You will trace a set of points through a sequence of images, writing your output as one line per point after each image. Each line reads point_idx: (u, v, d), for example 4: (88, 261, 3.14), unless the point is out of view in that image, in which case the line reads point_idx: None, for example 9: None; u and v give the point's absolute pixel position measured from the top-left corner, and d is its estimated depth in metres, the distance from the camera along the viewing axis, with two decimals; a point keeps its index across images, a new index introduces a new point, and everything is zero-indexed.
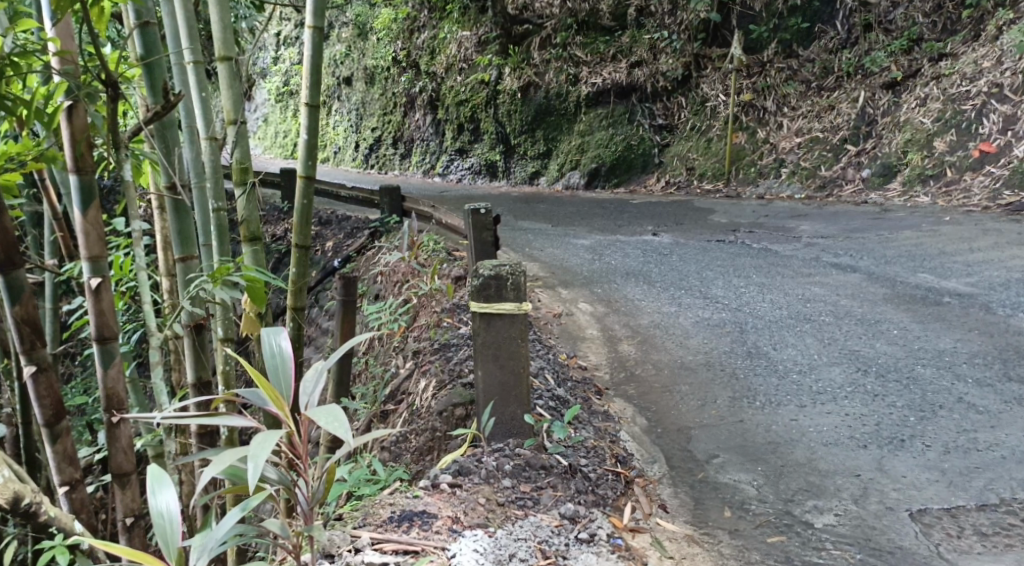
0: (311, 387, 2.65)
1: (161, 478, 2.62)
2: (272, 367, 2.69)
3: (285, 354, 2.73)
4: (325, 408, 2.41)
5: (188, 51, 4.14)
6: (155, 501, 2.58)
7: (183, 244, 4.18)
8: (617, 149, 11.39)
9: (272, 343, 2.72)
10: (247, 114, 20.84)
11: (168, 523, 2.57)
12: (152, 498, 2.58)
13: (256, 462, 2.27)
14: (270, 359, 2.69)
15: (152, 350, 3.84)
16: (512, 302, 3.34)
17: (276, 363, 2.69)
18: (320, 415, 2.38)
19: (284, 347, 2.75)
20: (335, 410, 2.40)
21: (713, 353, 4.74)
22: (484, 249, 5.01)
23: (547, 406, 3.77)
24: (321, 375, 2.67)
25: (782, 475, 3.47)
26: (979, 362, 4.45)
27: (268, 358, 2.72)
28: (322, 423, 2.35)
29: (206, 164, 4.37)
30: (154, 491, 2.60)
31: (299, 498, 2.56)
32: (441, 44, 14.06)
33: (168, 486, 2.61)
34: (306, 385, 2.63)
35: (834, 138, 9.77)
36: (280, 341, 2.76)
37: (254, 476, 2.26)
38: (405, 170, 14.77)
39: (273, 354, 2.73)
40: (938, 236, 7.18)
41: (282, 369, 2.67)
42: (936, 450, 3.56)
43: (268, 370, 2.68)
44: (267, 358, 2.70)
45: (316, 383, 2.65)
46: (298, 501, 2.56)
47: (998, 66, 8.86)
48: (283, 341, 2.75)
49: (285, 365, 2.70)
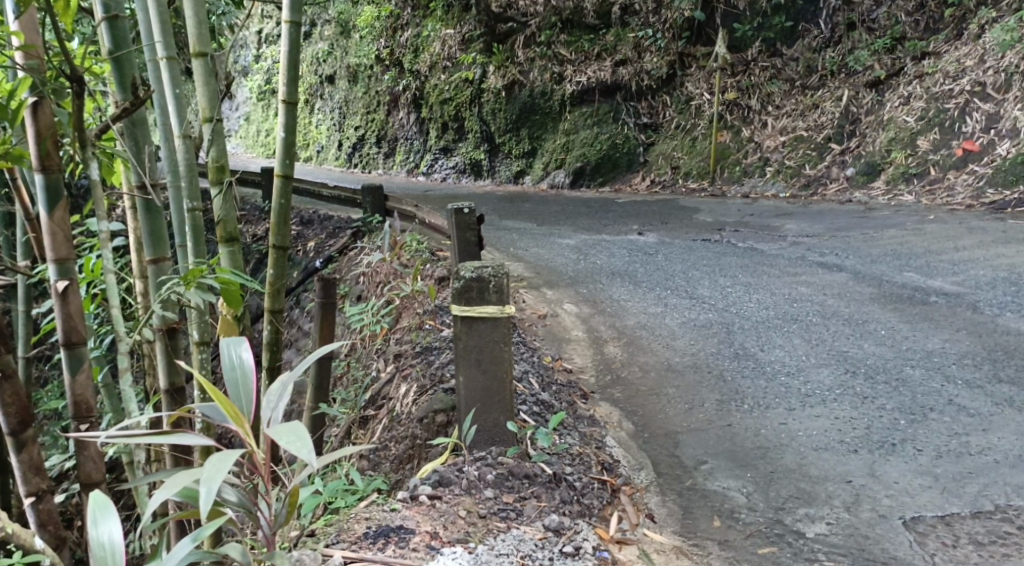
0: (275, 401, 2.62)
1: (104, 506, 2.54)
2: (233, 381, 2.67)
3: (246, 365, 2.70)
4: (287, 426, 2.33)
5: (161, 46, 4.02)
6: (96, 532, 2.50)
7: (155, 245, 4.05)
8: (602, 148, 11.30)
9: (233, 355, 2.69)
10: (229, 113, 20.64)
11: (110, 553, 2.48)
12: (94, 528, 2.51)
13: (210, 486, 2.20)
14: (231, 372, 2.69)
15: (121, 355, 3.72)
16: (495, 305, 3.25)
17: (236, 376, 2.67)
18: (282, 433, 2.31)
19: (246, 358, 2.72)
20: (297, 427, 2.32)
21: (700, 355, 4.65)
22: (467, 249, 4.91)
23: (531, 411, 3.68)
24: (285, 388, 2.64)
25: (771, 482, 3.38)
26: (969, 363, 4.39)
27: (230, 370, 2.70)
28: (283, 441, 2.28)
29: (180, 163, 4.24)
30: (96, 521, 2.52)
31: (261, 522, 2.54)
32: (424, 43, 13.94)
33: (112, 515, 2.52)
34: (270, 400, 2.60)
35: (818, 136, 9.73)
36: (243, 351, 2.74)
37: (208, 500, 2.19)
38: (388, 170, 14.65)
39: (235, 366, 2.71)
40: (923, 235, 7.14)
41: (242, 384, 2.65)
42: (928, 455, 3.48)
43: (229, 384, 2.66)
44: (228, 370, 2.68)
45: (279, 396, 2.61)
46: (261, 526, 2.54)
47: (981, 65, 8.83)
48: (245, 352, 2.72)
49: (247, 378, 2.68)
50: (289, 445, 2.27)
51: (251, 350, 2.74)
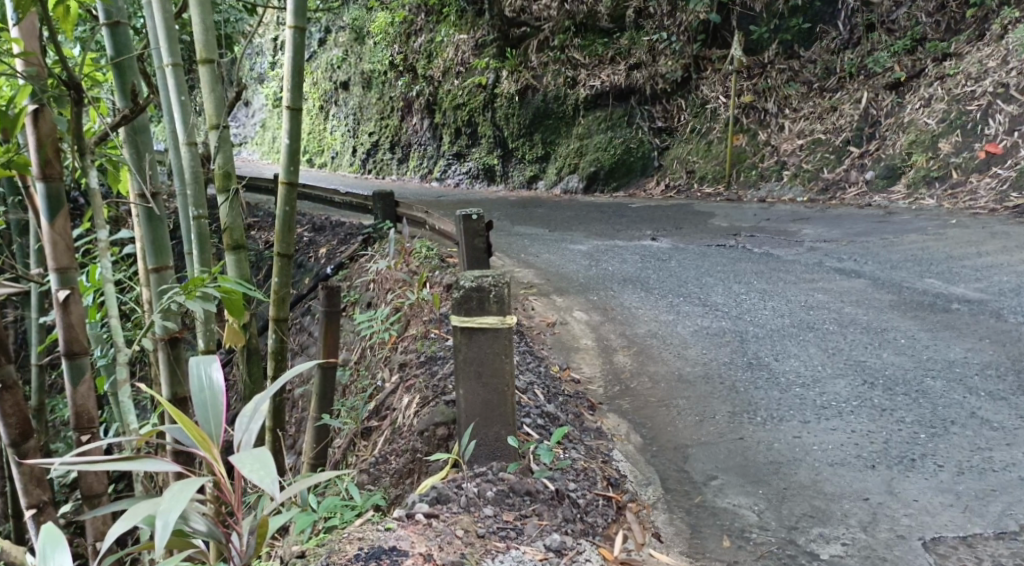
0: (246, 423, 2.74)
1: (55, 540, 2.63)
2: (201, 403, 2.76)
3: (215, 387, 2.79)
4: (252, 454, 2.47)
5: (166, 52, 3.94)
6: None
7: (157, 253, 3.96)
8: (616, 152, 11.18)
9: (203, 377, 2.77)
10: (245, 120, 20.67)
11: None
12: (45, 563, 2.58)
13: (166, 520, 2.35)
14: (200, 394, 2.77)
15: (120, 367, 3.61)
16: (495, 316, 3.14)
17: (205, 398, 2.76)
18: (246, 461, 2.44)
19: (215, 379, 2.81)
20: (262, 455, 2.46)
21: (712, 364, 4.53)
22: (476, 255, 4.80)
23: (535, 424, 3.57)
24: (257, 410, 2.76)
25: (784, 500, 3.26)
26: (993, 373, 4.25)
27: (197, 391, 2.78)
28: (247, 469, 2.41)
29: (185, 169, 4.16)
30: (46, 555, 2.60)
31: (231, 551, 2.64)
32: (438, 47, 13.86)
33: (62, 548, 2.61)
34: (241, 423, 2.72)
35: (836, 140, 9.57)
36: (211, 373, 2.82)
37: (164, 533, 2.34)
38: (402, 175, 14.58)
39: (204, 387, 2.79)
40: (944, 240, 6.97)
41: (211, 407, 2.73)
42: (949, 471, 3.35)
43: (198, 405, 2.74)
44: (197, 392, 2.77)
45: (251, 418, 2.74)
46: (230, 555, 2.63)
47: (1004, 66, 8.65)
48: (215, 374, 2.81)
49: (215, 399, 2.77)
50: (253, 475, 2.40)
51: (219, 370, 2.83)
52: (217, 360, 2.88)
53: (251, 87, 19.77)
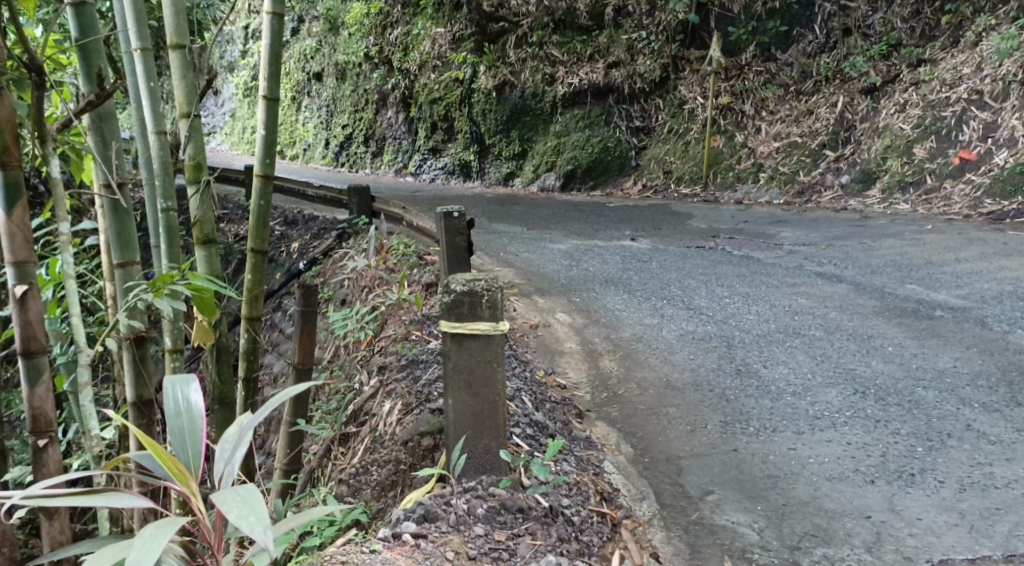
0: (228, 454, 2.59)
1: None
2: (178, 428, 2.61)
3: (194, 411, 2.65)
4: (238, 495, 2.29)
5: (134, 36, 3.74)
6: None
7: (123, 248, 3.74)
8: (593, 151, 11.05)
9: (179, 398, 2.63)
10: (215, 110, 20.29)
11: None
12: None
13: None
14: (175, 420, 2.62)
15: (82, 368, 3.38)
16: (488, 322, 3.00)
17: (183, 424, 2.61)
18: (233, 504, 2.27)
19: (194, 403, 2.67)
20: (249, 497, 2.29)
21: (700, 371, 4.41)
22: (458, 255, 4.62)
23: (524, 435, 3.43)
24: (241, 437, 2.62)
25: (785, 517, 3.15)
26: (984, 384, 4.17)
27: (174, 416, 2.64)
28: (235, 516, 2.24)
29: (153, 159, 3.95)
30: None
31: None
32: (414, 41, 13.63)
33: None
34: (223, 453, 2.57)
35: (812, 143, 9.53)
36: (190, 396, 2.68)
37: None
38: (376, 169, 14.34)
39: (181, 411, 2.64)
40: (922, 245, 6.92)
41: (189, 433, 2.59)
42: (951, 488, 3.26)
43: (174, 432, 2.59)
44: (173, 417, 2.63)
45: (235, 446, 2.60)
46: None
47: (978, 73, 8.65)
48: (194, 397, 2.67)
49: (194, 425, 2.62)
50: (242, 521, 2.23)
51: (199, 394, 2.69)
52: (197, 383, 2.74)
53: (222, 76, 19.44)
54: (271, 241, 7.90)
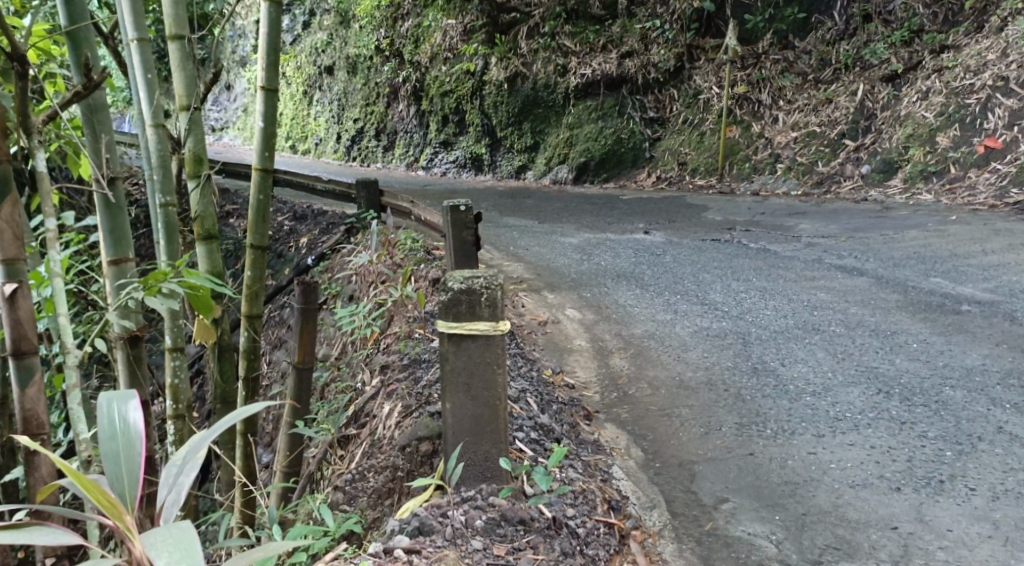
0: (172, 479, 2.44)
1: None
2: (114, 451, 2.42)
3: (131, 432, 2.46)
4: (172, 538, 2.17)
5: (130, 26, 3.54)
6: None
7: (116, 244, 3.46)
8: (607, 143, 10.85)
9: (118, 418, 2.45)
10: (227, 105, 20.19)
11: None
12: None
13: None
14: (110, 441, 2.44)
15: (69, 371, 3.14)
16: (487, 322, 2.84)
17: (119, 446, 2.43)
18: (165, 549, 2.14)
19: (132, 422, 2.48)
20: (184, 540, 2.17)
21: (715, 369, 4.23)
22: (464, 250, 4.46)
23: (529, 439, 3.27)
24: (184, 460, 2.46)
25: (805, 528, 2.97)
26: (1015, 383, 3.97)
27: (110, 437, 2.44)
28: (167, 561, 2.12)
29: (151, 154, 3.69)
30: None
31: None
32: (425, 33, 13.46)
33: None
34: (167, 480, 2.42)
35: (831, 133, 9.30)
36: (127, 414, 2.49)
37: None
38: (387, 164, 14.19)
39: (118, 432, 2.45)
40: (946, 237, 6.70)
41: (126, 457, 2.41)
42: (983, 496, 3.07)
43: (109, 457, 2.41)
44: (108, 438, 2.44)
45: (179, 470, 2.44)
46: None
47: (1003, 59, 8.40)
48: (133, 416, 2.48)
49: (132, 448, 2.44)
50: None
51: (138, 412, 2.50)
52: (135, 399, 2.55)
53: (234, 70, 19.33)
54: (278, 236, 7.77)
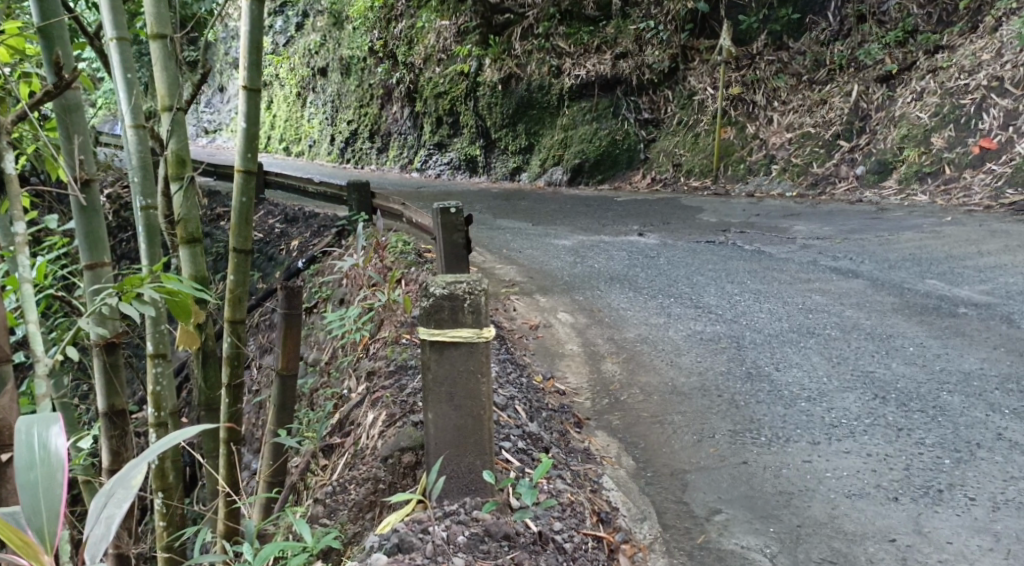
0: (101, 508, 2.18)
1: None
2: (30, 484, 2.09)
3: (54, 462, 2.12)
4: None
5: (108, 24, 3.40)
6: None
7: (92, 247, 3.32)
8: (602, 144, 10.77)
9: (34, 445, 2.11)
10: (219, 106, 20.08)
11: None
12: None
13: None
14: (27, 471, 2.10)
15: (39, 382, 2.95)
16: (471, 329, 2.75)
17: (36, 478, 2.09)
18: None
19: (55, 449, 2.13)
20: None
21: (708, 375, 4.14)
22: (454, 252, 4.35)
23: (515, 449, 3.18)
24: (114, 489, 2.18)
25: (800, 541, 2.88)
26: (1014, 388, 3.88)
27: (25, 468, 2.10)
28: None
29: (131, 154, 3.55)
30: None
31: None
32: (419, 34, 13.35)
33: None
34: (94, 513, 2.16)
35: (826, 133, 9.23)
36: (49, 440, 2.14)
37: None
38: (381, 165, 14.09)
39: (36, 462, 2.10)
40: (942, 238, 6.62)
41: (45, 491, 2.08)
42: (984, 506, 2.99)
43: (24, 491, 2.08)
44: (24, 467, 2.10)
45: (108, 501, 2.18)
46: None
47: (998, 59, 8.34)
48: (56, 442, 2.13)
49: (52, 479, 2.11)
50: None
51: (61, 437, 2.15)
52: (59, 420, 2.19)
53: (227, 72, 19.22)
54: (269, 238, 7.66)
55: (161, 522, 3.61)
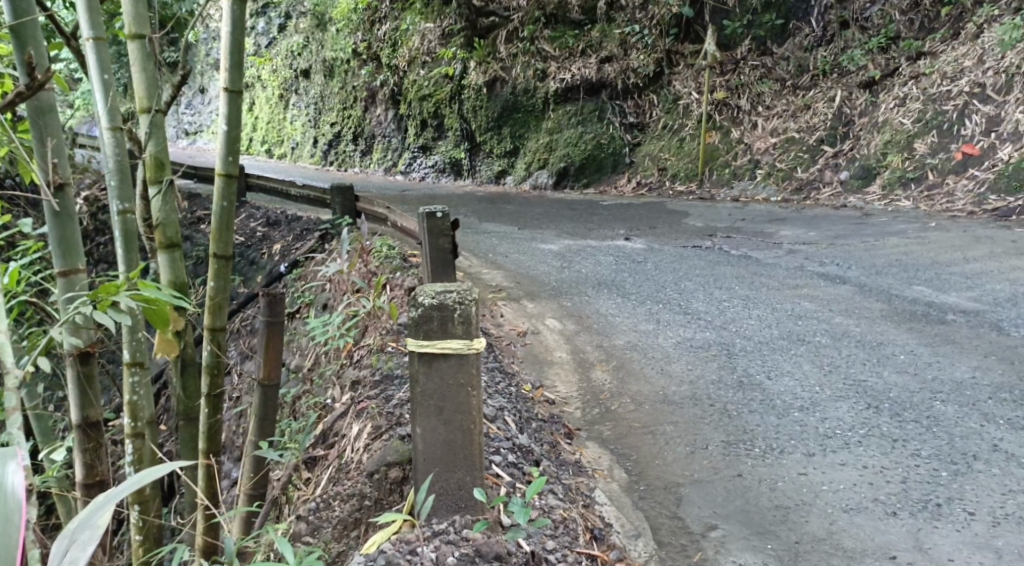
0: (62, 551, 2.07)
1: None
2: None
3: (11, 502, 2.02)
4: None
5: (84, 24, 3.30)
6: None
7: (65, 253, 3.21)
8: (587, 148, 10.70)
9: None
10: (201, 107, 19.89)
11: None
12: None
13: None
14: None
15: (8, 394, 2.72)
16: (461, 340, 2.67)
17: None
18: None
19: (13, 488, 2.02)
20: None
21: (699, 384, 4.07)
22: (440, 258, 4.27)
23: (505, 463, 3.10)
24: (76, 530, 2.09)
25: (798, 558, 2.82)
26: (1007, 398, 3.84)
27: None
28: None
29: (107, 157, 3.44)
30: None
31: None
32: (403, 36, 13.24)
33: None
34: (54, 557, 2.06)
35: (810, 139, 9.21)
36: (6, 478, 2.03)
37: None
38: (365, 168, 13.99)
39: None
40: (927, 244, 6.59)
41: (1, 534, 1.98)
42: (983, 521, 2.94)
43: None
44: None
45: (69, 543, 2.07)
46: None
47: (980, 65, 8.34)
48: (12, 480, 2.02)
49: (10, 521, 2.01)
50: None
51: (18, 474, 2.04)
52: (16, 454, 2.08)
53: (209, 73, 19.05)
54: (251, 242, 7.50)
55: (138, 536, 3.52)
